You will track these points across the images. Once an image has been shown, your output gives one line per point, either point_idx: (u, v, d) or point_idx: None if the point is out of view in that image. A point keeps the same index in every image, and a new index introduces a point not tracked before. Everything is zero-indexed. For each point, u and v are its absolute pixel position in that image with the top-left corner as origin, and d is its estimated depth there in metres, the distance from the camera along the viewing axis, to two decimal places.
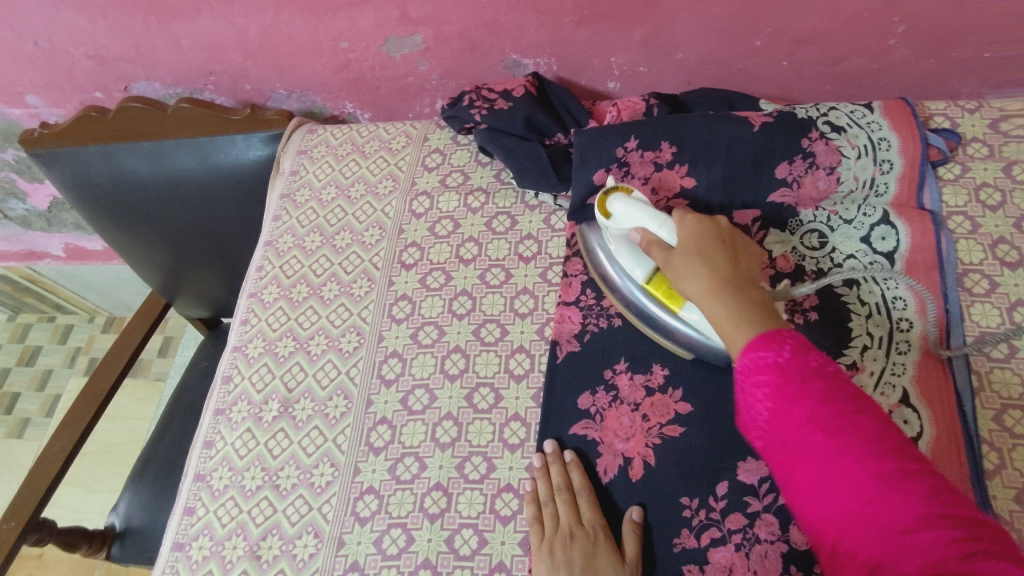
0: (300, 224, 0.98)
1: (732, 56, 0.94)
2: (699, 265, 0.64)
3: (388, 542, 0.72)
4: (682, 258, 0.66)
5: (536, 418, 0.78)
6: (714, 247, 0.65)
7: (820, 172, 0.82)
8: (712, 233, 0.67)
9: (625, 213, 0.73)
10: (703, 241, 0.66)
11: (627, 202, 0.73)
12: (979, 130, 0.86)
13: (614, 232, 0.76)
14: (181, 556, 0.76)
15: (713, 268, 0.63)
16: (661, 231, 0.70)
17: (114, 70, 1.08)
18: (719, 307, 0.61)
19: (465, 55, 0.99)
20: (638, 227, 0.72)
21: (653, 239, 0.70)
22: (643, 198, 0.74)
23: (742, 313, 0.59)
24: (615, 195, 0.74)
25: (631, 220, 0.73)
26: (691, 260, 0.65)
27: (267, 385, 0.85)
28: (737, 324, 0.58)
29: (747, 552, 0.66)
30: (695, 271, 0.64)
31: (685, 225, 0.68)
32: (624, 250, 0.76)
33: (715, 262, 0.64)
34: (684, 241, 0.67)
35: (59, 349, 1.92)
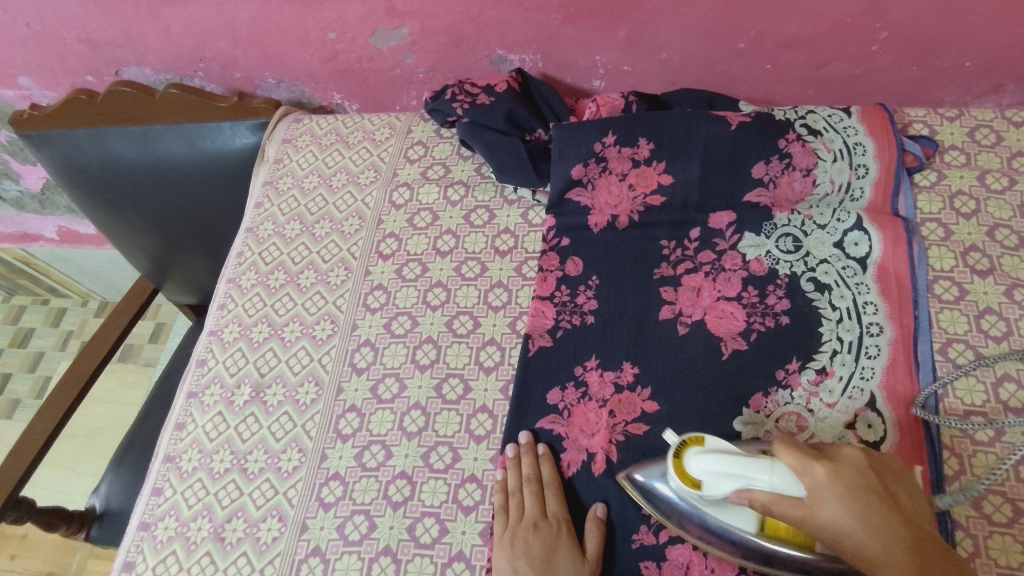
0: (281, 212, 0.99)
1: (715, 58, 0.95)
2: (851, 521, 0.53)
3: (351, 528, 0.73)
4: (822, 512, 0.54)
5: (503, 410, 0.78)
6: (860, 485, 0.54)
7: (796, 173, 0.82)
8: (846, 463, 0.55)
9: (710, 481, 0.60)
10: (845, 487, 0.54)
11: (706, 457, 0.61)
12: (957, 139, 0.87)
13: (708, 505, 0.63)
14: (146, 536, 0.77)
15: (874, 529, 0.52)
16: (766, 477, 0.57)
17: (104, 54, 1.08)
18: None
19: (451, 49, 0.99)
20: (734, 489, 0.59)
21: (762, 501, 0.57)
22: (723, 447, 0.62)
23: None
24: (692, 449, 0.63)
25: (726, 488, 0.60)
26: (842, 517, 0.53)
27: (240, 369, 0.86)
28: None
29: (704, 549, 0.67)
30: (846, 522, 0.53)
31: (810, 461, 0.55)
32: (718, 513, 0.63)
33: (869, 515, 0.53)
34: (818, 487, 0.54)
35: (51, 332, 1.93)
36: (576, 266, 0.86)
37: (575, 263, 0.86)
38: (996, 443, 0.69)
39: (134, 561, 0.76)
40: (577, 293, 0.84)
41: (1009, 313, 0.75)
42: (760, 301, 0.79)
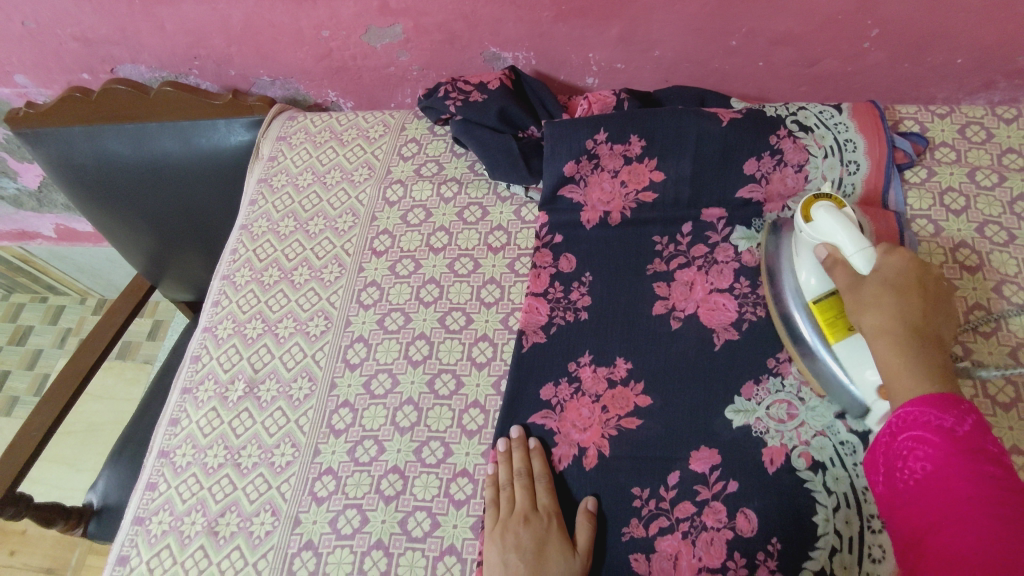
0: (275, 209, 0.99)
1: (708, 55, 0.95)
2: (877, 300, 0.61)
3: (343, 522, 0.74)
4: (861, 290, 0.62)
5: (495, 406, 0.78)
6: (908, 288, 0.61)
7: (787, 169, 0.83)
8: (914, 275, 0.62)
9: (822, 224, 0.67)
10: (896, 281, 0.61)
11: (833, 212, 0.66)
12: (947, 135, 0.87)
13: (804, 244, 0.71)
14: (141, 530, 0.77)
15: (894, 318, 0.59)
16: (856, 253, 0.64)
17: (100, 52, 1.09)
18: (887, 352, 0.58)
19: (445, 46, 1.00)
20: (829, 241, 0.67)
21: (841, 260, 0.66)
22: (851, 216, 0.68)
23: (914, 365, 0.56)
24: (822, 203, 0.68)
25: (825, 235, 0.67)
26: (881, 298, 0.60)
27: (234, 365, 0.86)
28: (908, 373, 0.56)
29: (693, 539, 0.68)
30: (878, 308, 0.60)
31: (888, 254, 0.63)
32: (804, 256, 0.71)
33: (897, 308, 0.60)
34: (881, 270, 0.62)
35: (50, 329, 1.93)
36: (569, 263, 0.86)
37: (567, 260, 0.86)
38: None
39: (128, 555, 0.76)
40: (570, 289, 0.84)
41: (997, 308, 0.76)
42: (751, 293, 0.79)
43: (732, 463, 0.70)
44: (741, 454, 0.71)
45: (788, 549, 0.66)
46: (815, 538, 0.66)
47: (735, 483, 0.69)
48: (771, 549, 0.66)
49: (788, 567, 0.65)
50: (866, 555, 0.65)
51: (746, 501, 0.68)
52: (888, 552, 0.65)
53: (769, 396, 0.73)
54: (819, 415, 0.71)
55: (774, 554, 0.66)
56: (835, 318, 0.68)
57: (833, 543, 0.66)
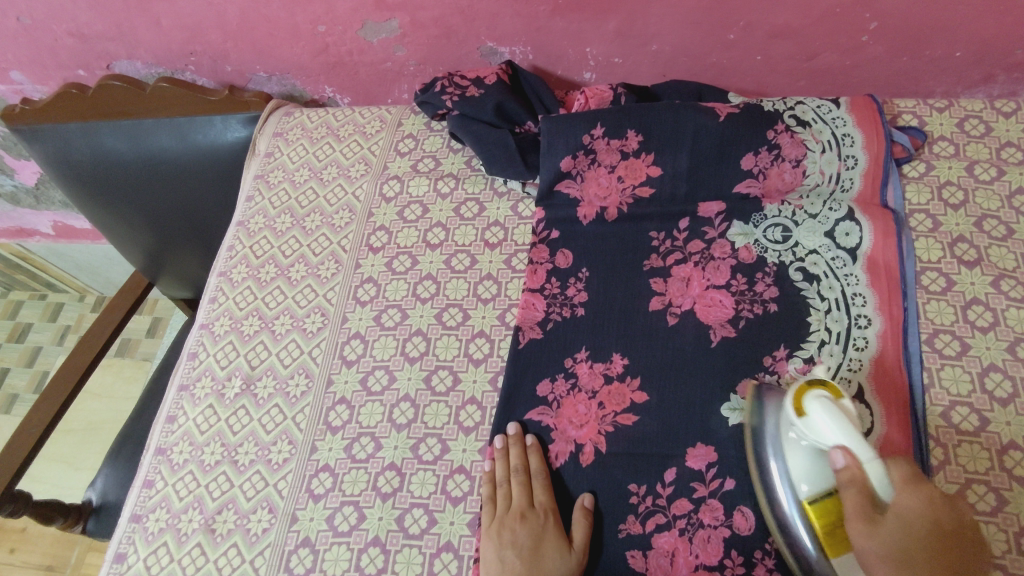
0: (272, 205, 0.99)
1: (706, 49, 0.95)
2: (896, 563, 0.51)
3: (340, 519, 0.74)
4: (880, 534, 0.52)
5: (492, 402, 0.78)
6: (936, 530, 0.52)
7: (785, 164, 0.82)
8: (938, 507, 0.53)
9: (822, 426, 0.57)
10: (920, 529, 0.52)
11: (830, 407, 0.58)
12: (946, 129, 0.87)
13: (800, 442, 0.61)
14: (138, 527, 0.78)
15: (920, 570, 0.51)
16: (872, 463, 0.54)
17: (96, 48, 1.08)
18: None
19: (442, 41, 0.99)
20: (834, 446, 0.56)
21: (857, 474, 0.55)
22: (851, 414, 0.59)
23: None
24: (818, 395, 0.60)
25: (830, 441, 0.57)
26: (895, 534, 0.52)
27: (231, 362, 0.86)
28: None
29: (690, 536, 0.68)
30: (901, 573, 0.51)
31: (910, 490, 0.53)
32: (800, 455, 0.61)
33: (923, 544, 0.51)
34: (899, 508, 0.53)
35: (49, 327, 1.93)
36: (566, 259, 0.86)
37: (564, 255, 0.86)
38: (982, 432, 0.70)
39: (125, 552, 0.76)
40: (567, 285, 0.84)
41: (995, 303, 0.76)
42: (749, 289, 0.79)
43: (729, 460, 0.70)
44: (738, 451, 0.71)
45: None
46: None
47: (732, 481, 0.69)
48: (768, 548, 0.66)
49: (786, 568, 0.65)
50: None
51: (743, 499, 0.68)
52: None
53: None
54: None
55: (771, 553, 0.66)
56: (838, 527, 0.58)
57: None
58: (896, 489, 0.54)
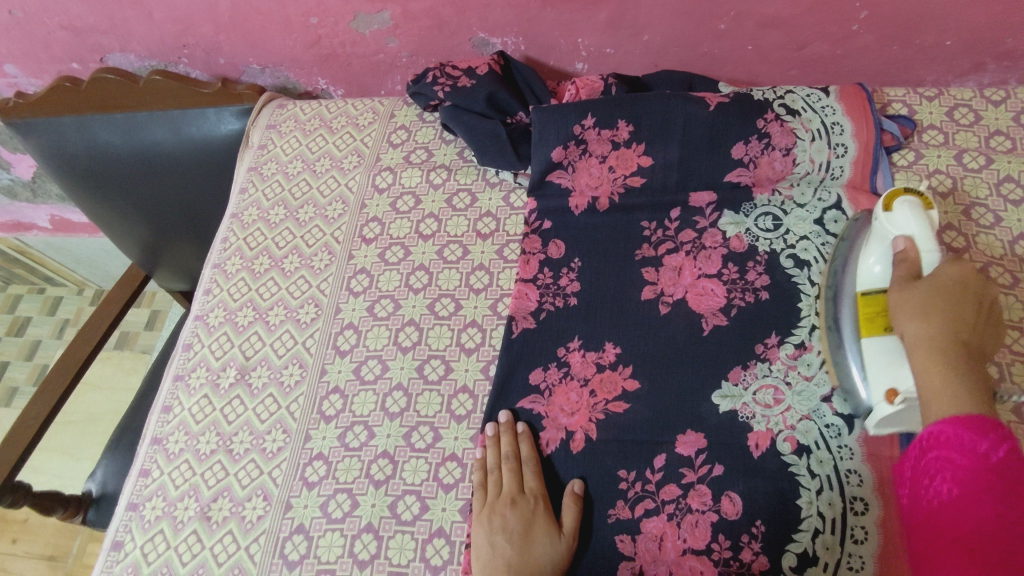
0: (266, 197, 1.00)
1: (697, 39, 0.95)
2: (918, 309, 0.61)
3: (334, 506, 0.74)
4: (913, 287, 0.63)
5: (484, 390, 0.79)
6: (963, 296, 0.61)
7: (775, 153, 0.82)
8: (972, 289, 0.61)
9: (896, 220, 0.66)
10: (950, 288, 0.61)
11: (917, 210, 0.66)
12: (935, 118, 0.88)
13: (875, 237, 0.69)
14: (134, 516, 0.78)
15: (935, 315, 0.60)
16: (928, 251, 0.64)
17: (89, 41, 1.09)
18: (931, 366, 0.59)
19: (433, 33, 0.99)
20: (904, 234, 0.65)
21: (912, 254, 0.64)
22: (934, 221, 0.66)
23: (956, 385, 0.57)
24: (908, 199, 0.67)
25: (898, 232, 0.66)
26: (926, 288, 0.62)
27: (225, 353, 0.87)
28: (949, 392, 0.56)
29: (678, 521, 0.68)
30: (920, 318, 0.60)
31: (955, 268, 0.62)
32: (869, 250, 0.69)
33: (946, 309, 0.60)
34: (936, 277, 0.62)
35: (48, 320, 1.93)
36: (558, 249, 0.86)
37: (556, 245, 0.86)
38: None
39: (122, 540, 0.77)
40: (559, 275, 0.84)
41: None
42: (739, 277, 0.80)
43: (717, 446, 0.71)
44: (726, 437, 0.72)
45: (772, 532, 0.67)
46: (799, 520, 0.67)
47: (720, 467, 0.70)
48: (755, 532, 0.67)
49: (772, 551, 0.66)
50: (848, 536, 0.66)
51: (731, 484, 0.69)
52: (870, 534, 0.66)
53: (756, 380, 0.74)
54: (805, 398, 0.72)
55: (757, 537, 0.67)
56: (878, 312, 0.66)
57: (817, 524, 0.66)
58: (941, 267, 0.63)
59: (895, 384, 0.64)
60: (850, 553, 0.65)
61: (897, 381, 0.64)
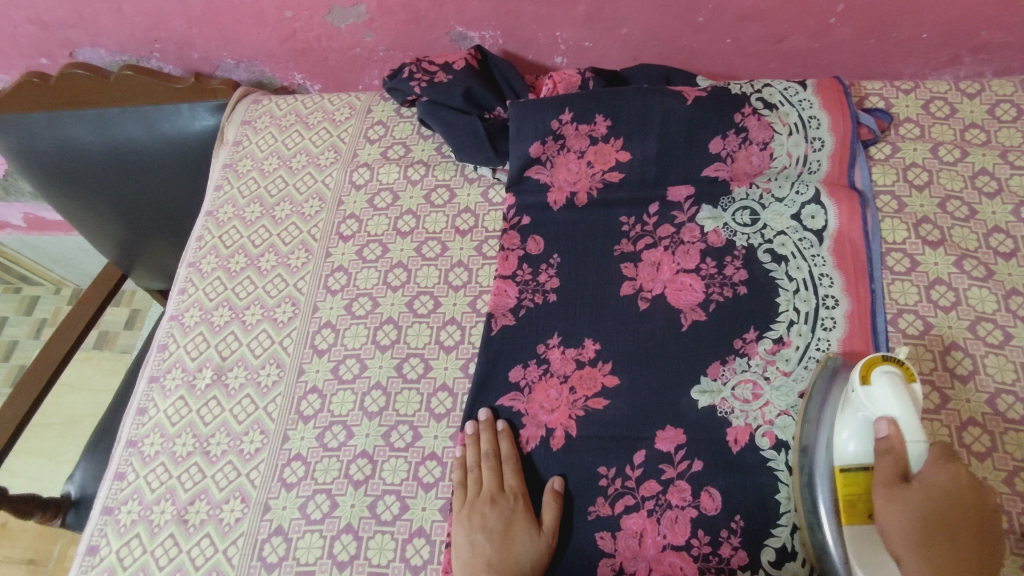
0: (241, 194, 0.98)
1: (675, 33, 0.94)
2: (910, 521, 0.58)
3: (312, 507, 0.74)
4: (903, 500, 0.59)
5: (462, 388, 0.79)
6: (954, 510, 0.57)
7: (752, 147, 0.82)
8: (963, 500, 0.58)
9: (881, 399, 0.62)
10: (939, 509, 0.58)
11: (898, 384, 0.62)
12: (911, 111, 0.88)
13: (852, 410, 0.64)
14: (110, 520, 0.77)
15: (932, 546, 0.57)
16: (915, 440, 0.60)
17: (57, 35, 1.06)
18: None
19: (410, 27, 0.98)
20: (885, 420, 0.61)
21: (897, 444, 0.61)
22: (915, 397, 0.62)
23: None
24: (889, 368, 0.63)
25: (881, 412, 0.62)
26: (913, 504, 0.58)
27: (201, 354, 0.86)
28: None
29: (658, 517, 0.69)
30: (909, 550, 0.57)
31: (941, 470, 0.59)
32: (848, 425, 0.65)
33: (943, 535, 0.57)
34: (925, 484, 0.59)
35: (25, 320, 1.89)
36: (537, 245, 0.86)
37: (535, 242, 0.85)
38: (942, 410, 0.70)
39: (97, 545, 0.76)
40: (539, 272, 0.83)
41: (958, 283, 0.76)
42: (718, 272, 0.80)
43: (697, 442, 0.71)
44: (705, 434, 0.72)
45: (750, 526, 0.67)
46: (777, 515, 0.67)
47: (699, 463, 0.70)
48: (734, 526, 0.67)
49: (751, 546, 0.67)
50: None
51: (710, 480, 0.69)
52: None
53: (734, 375, 0.74)
54: (783, 392, 0.72)
55: (736, 531, 0.67)
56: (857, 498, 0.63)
57: (795, 519, 0.67)
58: (927, 467, 0.60)
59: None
60: None
61: None
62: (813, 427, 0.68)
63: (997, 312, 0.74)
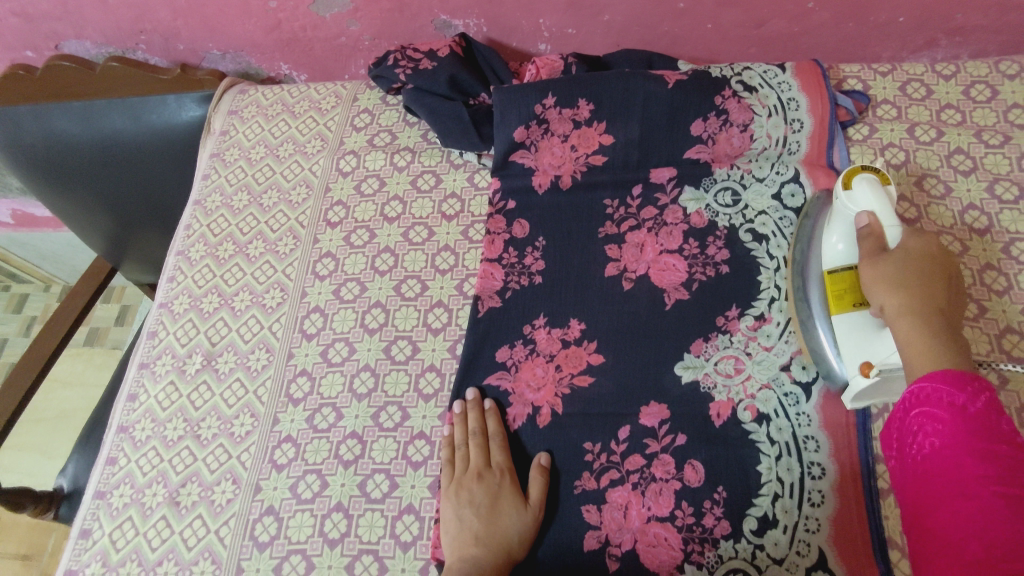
0: (228, 183, 0.99)
1: (657, 19, 0.95)
2: (893, 282, 0.62)
3: (303, 487, 0.75)
4: (885, 261, 0.63)
5: (450, 368, 0.80)
6: (929, 271, 0.62)
7: (733, 129, 0.84)
8: (935, 257, 0.63)
9: (863, 199, 0.68)
10: (917, 260, 0.63)
11: (876, 186, 0.68)
12: (889, 93, 0.90)
13: (840, 217, 0.70)
14: (102, 504, 0.78)
15: (911, 293, 0.60)
16: (891, 225, 0.65)
17: (42, 27, 1.06)
18: (907, 339, 0.59)
19: (395, 15, 0.99)
20: (865, 211, 0.67)
21: (877, 229, 0.66)
22: (891, 196, 0.68)
23: (932, 341, 0.57)
24: (867, 177, 0.69)
25: (863, 208, 0.68)
26: (894, 266, 0.63)
27: (191, 340, 0.87)
28: (920, 343, 0.58)
29: (642, 490, 0.70)
30: (886, 286, 0.62)
31: (916, 237, 0.65)
32: (836, 228, 0.70)
33: (919, 283, 0.61)
34: (905, 249, 0.64)
35: (14, 318, 1.88)
36: (523, 228, 0.87)
37: (521, 225, 0.87)
38: None
39: (89, 528, 0.77)
40: (524, 254, 0.85)
41: None
42: (700, 252, 0.81)
43: (680, 417, 0.73)
44: (688, 408, 0.73)
45: (732, 497, 0.69)
46: (759, 485, 0.69)
47: (682, 437, 0.71)
48: (716, 498, 0.69)
49: (733, 516, 0.68)
50: (806, 500, 0.68)
51: (693, 453, 0.71)
52: (827, 497, 0.68)
53: (717, 352, 0.75)
54: (764, 367, 0.74)
55: (719, 502, 0.69)
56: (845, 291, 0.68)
57: (776, 489, 0.68)
58: (903, 239, 0.65)
59: (868, 358, 0.65)
60: (807, 516, 0.67)
61: (871, 355, 0.65)
62: (802, 257, 0.74)
63: (972, 287, 0.76)
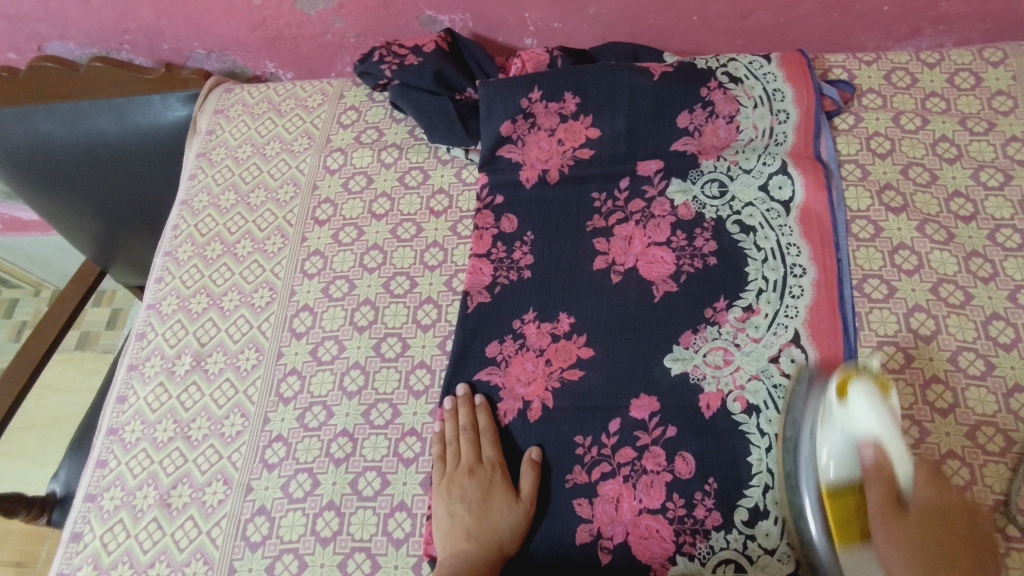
0: (215, 183, 0.99)
1: (642, 11, 0.95)
2: (914, 541, 0.58)
3: (294, 486, 0.75)
4: (899, 524, 0.58)
5: (441, 365, 0.80)
6: (942, 534, 0.59)
7: (719, 121, 0.84)
8: (941, 514, 0.60)
9: (863, 418, 0.59)
10: (931, 520, 0.59)
11: (876, 398, 0.59)
12: (874, 82, 0.90)
13: (833, 429, 0.62)
14: (93, 506, 0.78)
15: (921, 551, 0.57)
16: (901, 463, 0.59)
17: (24, 28, 1.05)
18: None
19: (380, 12, 0.98)
20: (871, 445, 0.59)
21: (886, 465, 0.59)
22: (893, 410, 0.59)
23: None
24: (864, 382, 0.60)
25: (865, 432, 0.59)
26: (909, 539, 0.58)
27: (180, 340, 0.86)
28: None
29: (633, 482, 0.70)
30: (896, 543, 0.58)
31: (925, 489, 0.60)
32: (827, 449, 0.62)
33: (926, 546, 0.58)
34: (914, 506, 0.59)
35: (4, 323, 1.87)
36: (511, 223, 0.86)
37: (509, 220, 0.86)
38: (907, 369, 0.72)
39: (81, 531, 0.76)
40: (513, 249, 0.84)
41: (920, 247, 0.78)
42: (688, 244, 0.81)
43: (670, 409, 0.73)
44: (679, 401, 0.73)
45: (723, 488, 0.69)
46: (750, 476, 0.69)
47: (673, 429, 0.72)
48: (707, 489, 0.69)
49: (724, 508, 0.68)
50: None
51: (684, 445, 0.71)
52: None
53: (706, 343, 0.76)
54: (753, 357, 0.74)
55: (710, 493, 0.69)
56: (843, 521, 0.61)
57: (766, 480, 0.69)
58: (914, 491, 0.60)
59: None
60: None
61: None
62: (795, 432, 0.67)
63: (958, 274, 0.76)
